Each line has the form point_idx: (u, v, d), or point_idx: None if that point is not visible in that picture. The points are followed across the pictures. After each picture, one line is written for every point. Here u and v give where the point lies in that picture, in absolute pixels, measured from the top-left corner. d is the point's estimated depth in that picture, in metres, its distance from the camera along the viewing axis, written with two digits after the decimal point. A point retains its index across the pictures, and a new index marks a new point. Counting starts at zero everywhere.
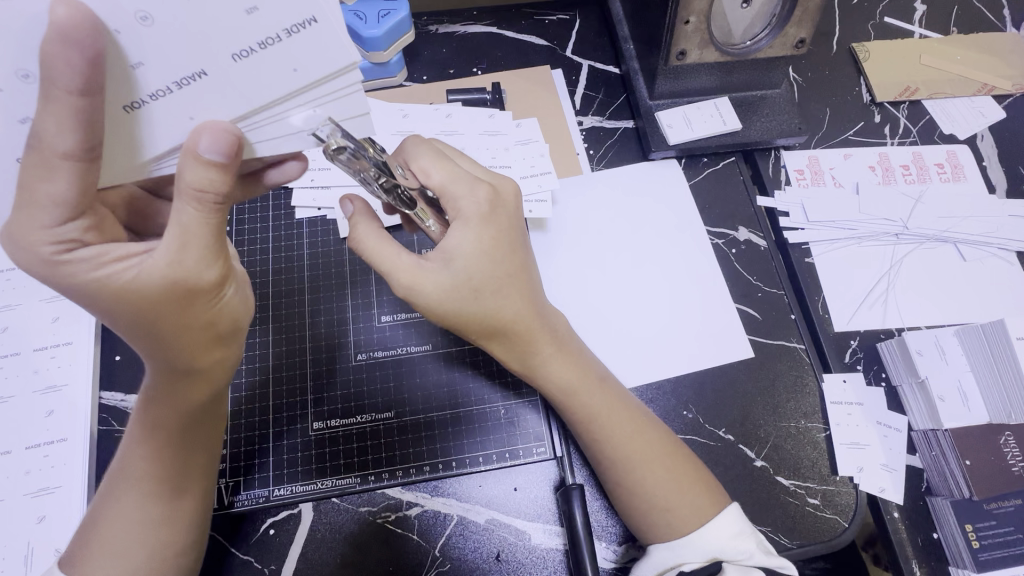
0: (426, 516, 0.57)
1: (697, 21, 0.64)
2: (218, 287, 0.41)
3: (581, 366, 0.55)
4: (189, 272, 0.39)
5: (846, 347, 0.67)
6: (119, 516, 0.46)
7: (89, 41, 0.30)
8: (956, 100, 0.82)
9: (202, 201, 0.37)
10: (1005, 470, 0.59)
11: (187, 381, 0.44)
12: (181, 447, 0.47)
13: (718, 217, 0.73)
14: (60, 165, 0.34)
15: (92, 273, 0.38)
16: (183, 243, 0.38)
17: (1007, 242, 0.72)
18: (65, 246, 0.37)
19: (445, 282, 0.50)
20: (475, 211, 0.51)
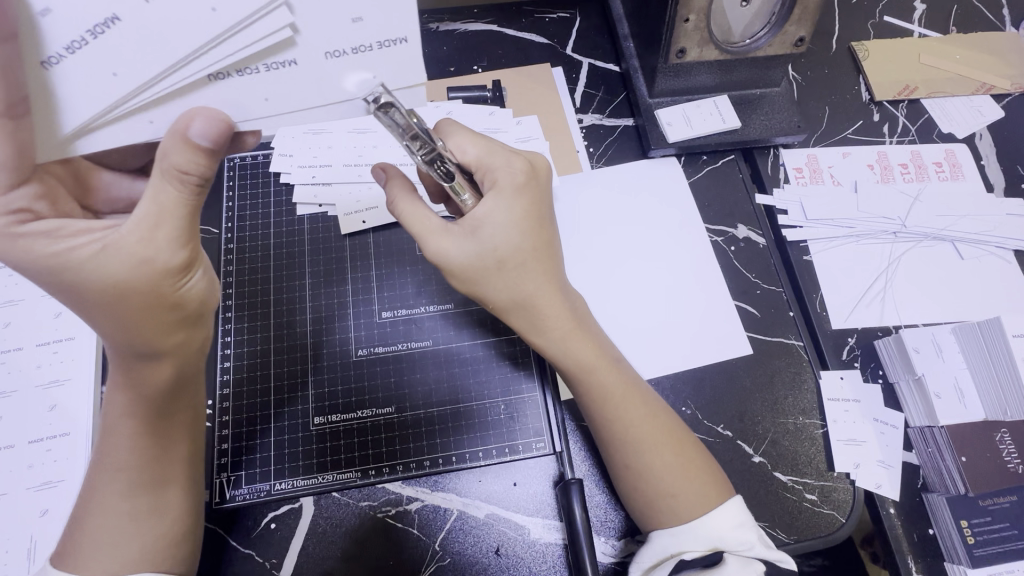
0: (426, 510, 0.57)
1: (697, 19, 0.64)
2: (185, 269, 0.43)
3: (599, 352, 0.55)
4: (155, 251, 0.41)
5: (843, 344, 0.67)
6: (104, 509, 0.46)
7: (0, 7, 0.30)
8: (955, 99, 0.82)
9: (178, 180, 0.40)
10: (1001, 467, 0.60)
11: (150, 364, 0.46)
12: (158, 433, 0.48)
13: (717, 214, 0.73)
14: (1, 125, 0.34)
15: (48, 248, 0.40)
16: (157, 221, 0.41)
17: (1004, 240, 0.72)
18: (15, 217, 0.40)
19: (473, 249, 0.50)
20: (510, 182, 0.51)
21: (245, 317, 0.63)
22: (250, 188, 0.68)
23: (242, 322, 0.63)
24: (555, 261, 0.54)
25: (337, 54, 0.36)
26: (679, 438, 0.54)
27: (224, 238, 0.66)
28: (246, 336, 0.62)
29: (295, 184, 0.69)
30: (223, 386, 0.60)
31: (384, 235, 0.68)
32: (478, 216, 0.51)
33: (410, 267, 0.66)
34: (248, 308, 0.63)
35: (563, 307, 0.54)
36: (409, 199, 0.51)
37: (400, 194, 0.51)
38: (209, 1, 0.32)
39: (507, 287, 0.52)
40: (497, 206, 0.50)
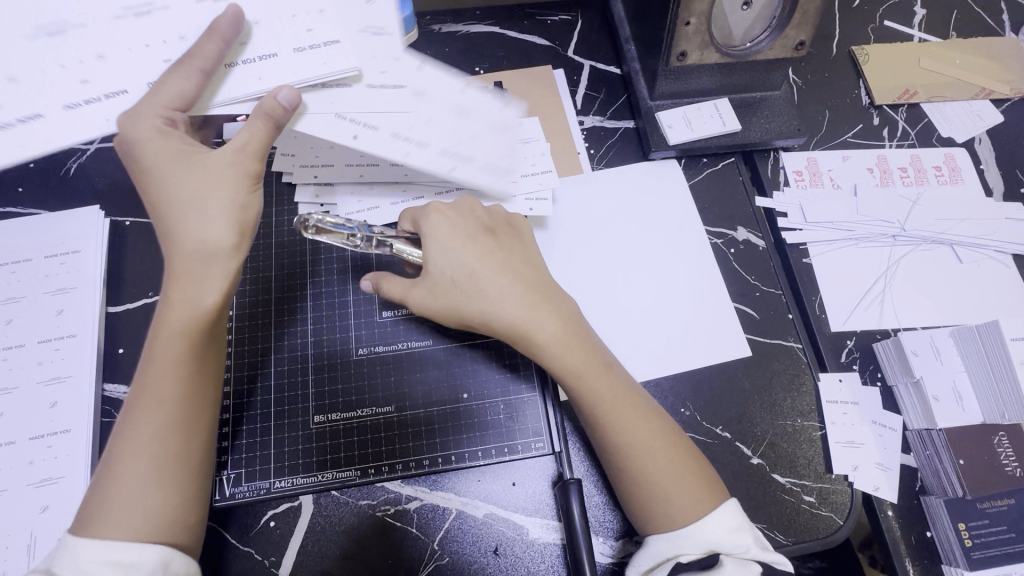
0: (425, 510, 0.57)
1: (698, 22, 0.65)
2: (257, 185, 0.52)
3: (588, 355, 0.55)
4: (236, 161, 0.51)
5: (842, 347, 0.68)
6: (126, 467, 0.45)
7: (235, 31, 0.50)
8: (954, 103, 0.82)
9: (270, 123, 0.51)
10: (999, 469, 0.60)
11: (203, 274, 0.49)
12: (193, 379, 0.48)
13: (716, 217, 0.73)
14: (194, 76, 0.49)
15: (169, 152, 0.49)
16: (246, 148, 0.51)
17: (1003, 245, 0.72)
18: (164, 126, 0.49)
19: (429, 295, 0.57)
20: (441, 224, 0.58)
21: (245, 316, 0.63)
22: None
23: (242, 321, 0.63)
24: (531, 274, 0.58)
25: None
26: (674, 440, 0.54)
27: None
28: (246, 334, 0.62)
29: (296, 184, 0.69)
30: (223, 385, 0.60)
31: None
32: (428, 260, 0.57)
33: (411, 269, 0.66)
34: (247, 308, 0.63)
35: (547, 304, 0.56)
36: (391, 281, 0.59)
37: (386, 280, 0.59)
38: None
39: (483, 301, 0.55)
40: (439, 246, 0.57)
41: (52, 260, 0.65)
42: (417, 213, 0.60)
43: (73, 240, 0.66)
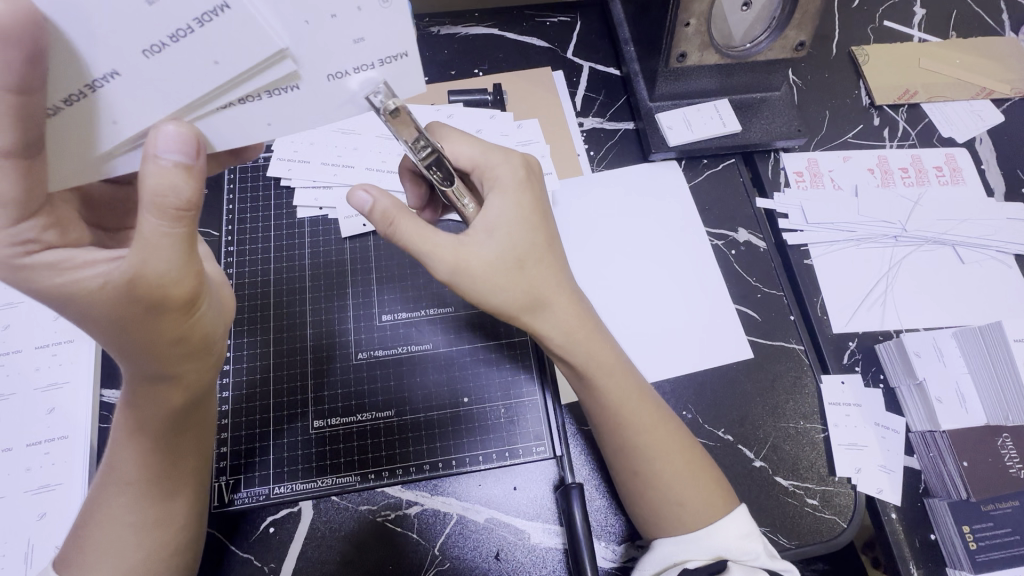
0: (426, 514, 0.57)
1: (698, 23, 0.64)
2: (188, 301, 0.39)
3: (606, 354, 0.54)
4: (151, 283, 0.37)
5: (844, 348, 0.67)
6: (107, 522, 0.46)
7: (31, 39, 0.29)
8: (954, 103, 0.82)
9: (175, 215, 0.36)
10: (1004, 471, 0.59)
11: (161, 387, 0.43)
12: (167, 449, 0.46)
13: (716, 218, 0.73)
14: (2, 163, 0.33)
15: (56, 281, 0.38)
16: (146, 258, 0.36)
17: (1004, 245, 0.72)
18: (23, 248, 0.38)
19: (496, 244, 0.49)
20: (511, 179, 0.51)
21: (244, 320, 0.63)
22: (251, 191, 0.68)
23: (242, 325, 0.62)
24: (561, 259, 0.53)
25: (340, 76, 0.37)
26: (687, 449, 0.54)
27: (224, 241, 0.66)
28: (247, 338, 0.62)
29: (295, 187, 0.68)
30: (224, 389, 0.59)
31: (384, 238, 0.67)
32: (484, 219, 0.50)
33: (411, 273, 0.66)
34: (247, 314, 0.63)
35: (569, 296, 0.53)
36: (409, 220, 0.47)
37: (398, 214, 0.47)
38: (210, 54, 0.33)
39: (531, 287, 0.51)
40: (504, 203, 0.50)
41: None
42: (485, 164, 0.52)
43: None
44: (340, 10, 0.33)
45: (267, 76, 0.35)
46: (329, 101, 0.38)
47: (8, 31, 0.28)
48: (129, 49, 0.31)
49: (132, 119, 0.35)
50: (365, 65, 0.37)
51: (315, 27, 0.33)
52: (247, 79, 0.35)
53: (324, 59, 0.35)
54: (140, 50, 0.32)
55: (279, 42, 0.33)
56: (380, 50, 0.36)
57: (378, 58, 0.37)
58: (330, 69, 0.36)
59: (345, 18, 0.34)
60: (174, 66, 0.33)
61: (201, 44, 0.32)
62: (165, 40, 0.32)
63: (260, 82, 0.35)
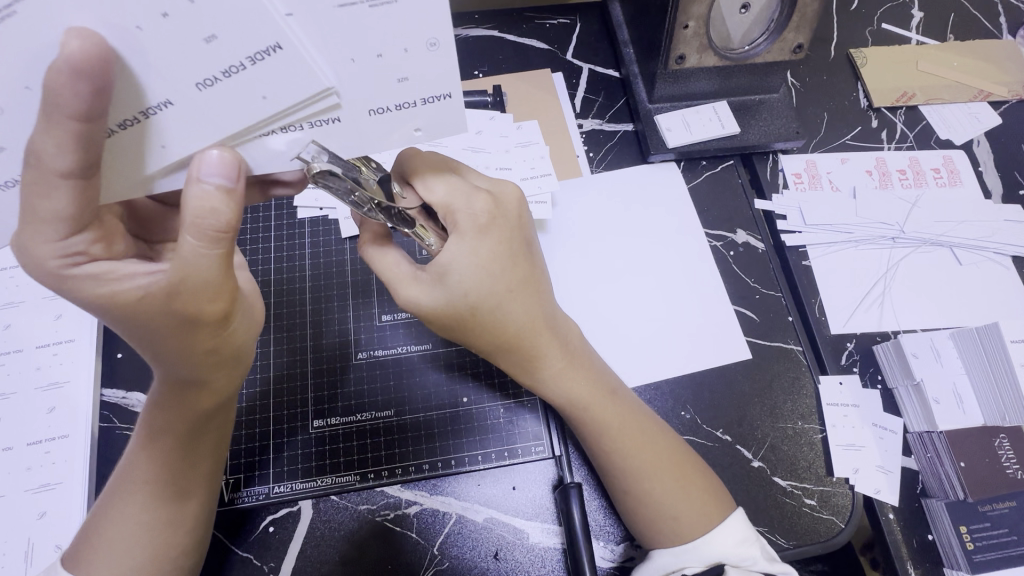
0: (425, 514, 0.57)
1: (696, 26, 0.65)
2: (222, 317, 0.40)
3: (595, 384, 0.55)
4: (188, 301, 0.38)
5: (842, 349, 0.67)
6: (122, 518, 0.46)
7: (101, 75, 0.30)
8: (952, 105, 0.83)
9: (215, 237, 0.37)
10: (1001, 472, 0.60)
11: (193, 390, 0.44)
12: (189, 449, 0.47)
13: (715, 219, 0.73)
14: (59, 184, 0.33)
15: (95, 289, 0.38)
16: (184, 279, 0.37)
17: (1002, 247, 0.72)
18: (72, 259, 0.37)
19: (442, 294, 0.49)
20: (471, 224, 0.49)
21: None
22: None
23: None
24: (539, 292, 0.53)
25: (380, 111, 0.38)
26: (682, 459, 0.54)
27: None
28: None
29: None
30: None
31: None
32: (440, 264, 0.49)
33: None
34: None
35: (555, 339, 0.53)
36: (379, 248, 0.51)
37: (371, 242, 0.51)
38: (260, 90, 0.33)
39: (495, 323, 0.50)
40: (460, 250, 0.48)
41: None
42: (453, 204, 0.49)
43: None
44: (388, 51, 0.34)
45: (309, 110, 0.35)
46: (368, 133, 0.39)
47: (81, 63, 0.29)
48: (182, 82, 0.32)
49: (180, 144, 0.35)
50: (407, 103, 0.37)
51: (360, 65, 0.34)
52: (292, 114, 0.35)
53: (369, 94, 0.36)
54: (194, 82, 0.32)
55: (326, 80, 0.34)
56: (422, 88, 0.37)
57: (421, 97, 0.37)
58: (372, 104, 0.37)
59: (392, 59, 0.34)
60: (228, 100, 0.33)
61: (250, 81, 0.33)
62: (218, 75, 0.32)
63: (303, 114, 0.36)
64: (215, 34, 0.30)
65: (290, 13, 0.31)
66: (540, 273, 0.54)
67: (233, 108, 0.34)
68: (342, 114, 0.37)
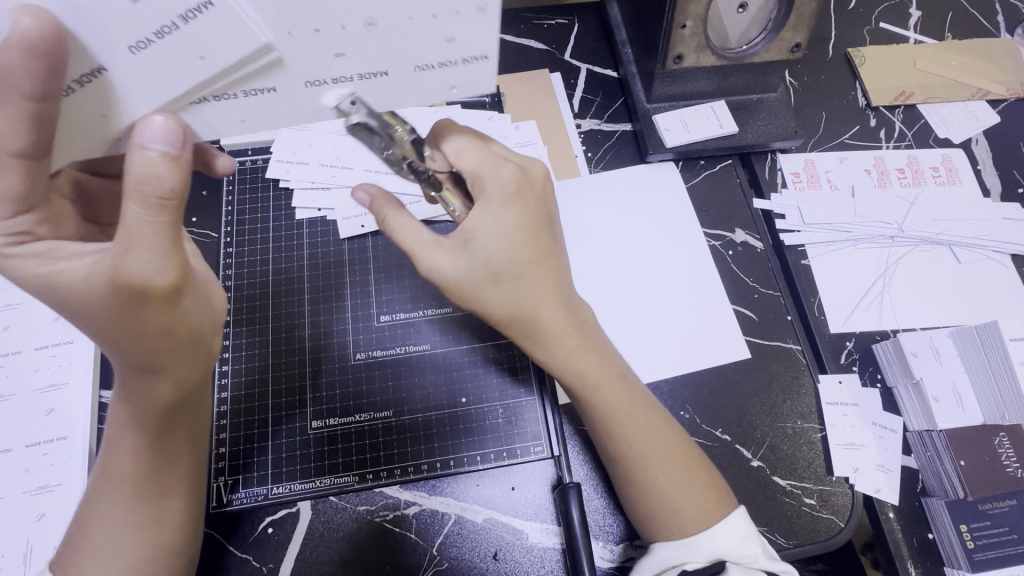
0: (424, 515, 0.57)
1: (694, 26, 0.65)
2: (173, 290, 0.38)
3: (605, 365, 0.54)
4: (126, 270, 0.37)
5: (841, 348, 0.67)
6: (104, 520, 0.46)
7: (51, 53, 0.31)
8: (950, 104, 0.83)
9: (156, 203, 0.36)
10: (1000, 470, 0.59)
11: (149, 380, 0.43)
12: (161, 444, 0.46)
13: (714, 219, 0.73)
14: (8, 163, 0.35)
15: (35, 268, 0.39)
16: (126, 247, 0.36)
17: (1001, 245, 0.72)
18: (16, 238, 0.39)
19: (465, 261, 0.48)
20: (499, 192, 0.48)
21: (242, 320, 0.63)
22: (249, 194, 0.69)
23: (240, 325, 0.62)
24: (556, 271, 0.51)
25: (426, 67, 0.38)
26: (684, 452, 0.54)
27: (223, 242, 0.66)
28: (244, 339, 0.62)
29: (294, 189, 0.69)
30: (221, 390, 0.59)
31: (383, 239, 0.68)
32: (467, 229, 0.48)
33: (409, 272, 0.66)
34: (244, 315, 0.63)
35: (567, 322, 0.52)
36: (400, 215, 0.50)
37: (392, 210, 0.50)
38: (284, 25, 0.33)
39: (510, 299, 0.50)
40: (486, 216, 0.48)
41: None
42: (482, 172, 0.49)
43: None
44: (351, 22, 0.34)
45: (252, 67, 0.35)
46: (410, 86, 0.40)
47: (31, 40, 0.29)
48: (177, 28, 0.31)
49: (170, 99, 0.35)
50: (450, 61, 0.38)
51: (298, 37, 0.34)
52: (230, 74, 0.35)
53: (406, 52, 0.37)
54: (192, 27, 0.32)
55: (264, 37, 0.34)
56: (465, 46, 0.37)
57: (463, 53, 0.38)
58: (309, 76, 0.37)
59: (423, 26, 0.35)
60: (162, 65, 0.33)
61: (189, 41, 0.32)
62: (209, 10, 0.31)
63: (240, 81, 0.36)
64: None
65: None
66: (561, 248, 0.53)
67: (232, 52, 0.34)
68: (389, 66, 0.38)
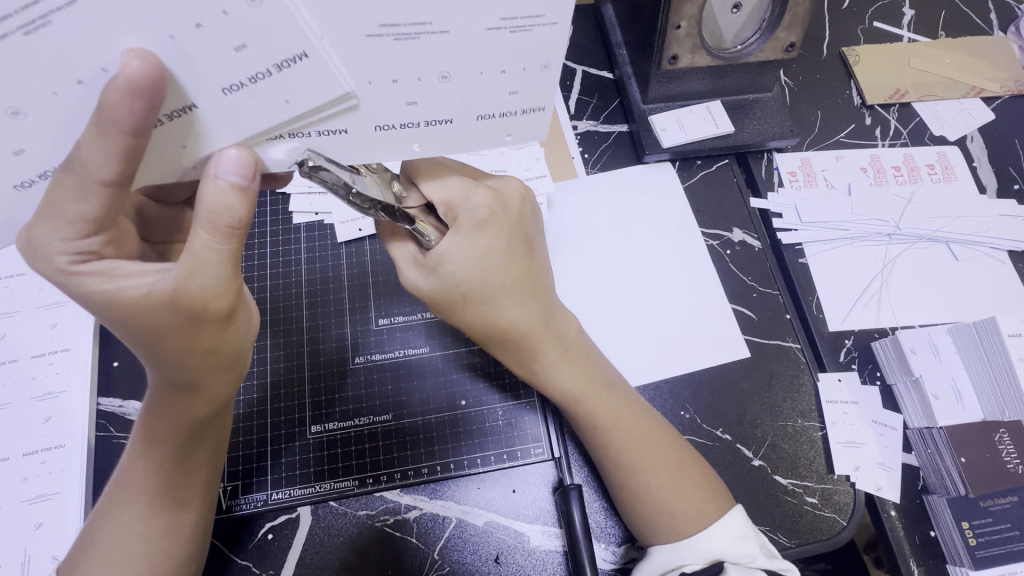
0: (425, 519, 0.57)
1: (689, 26, 0.65)
2: (225, 314, 0.39)
3: (592, 377, 0.54)
4: (195, 296, 0.37)
5: (840, 346, 0.67)
6: (118, 528, 0.46)
7: (151, 93, 0.31)
8: (945, 102, 0.83)
9: (226, 232, 0.36)
10: (1001, 466, 0.59)
11: (185, 398, 0.43)
12: (185, 458, 0.46)
13: (712, 218, 0.73)
14: (96, 189, 0.34)
15: (100, 287, 0.37)
16: (192, 271, 0.36)
17: (998, 241, 0.73)
18: (81, 257, 0.37)
19: (437, 284, 0.50)
20: (470, 220, 0.49)
21: None
22: None
23: None
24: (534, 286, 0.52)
25: (487, 117, 0.41)
26: (683, 458, 0.54)
27: None
28: None
29: (290, 194, 0.69)
30: None
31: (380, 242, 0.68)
32: (439, 253, 0.49)
33: None
34: None
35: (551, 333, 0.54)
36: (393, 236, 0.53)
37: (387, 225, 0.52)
38: (284, 94, 0.35)
39: (481, 317, 0.51)
40: (455, 243, 0.49)
41: None
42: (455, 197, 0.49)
43: None
44: (426, 74, 0.37)
45: (321, 114, 0.37)
46: (370, 145, 0.41)
47: (139, 81, 0.30)
48: (213, 87, 0.33)
49: (199, 145, 0.36)
50: (507, 113, 0.41)
51: (377, 87, 0.37)
52: (309, 117, 0.37)
53: (476, 101, 0.40)
54: (222, 88, 0.33)
55: (346, 85, 0.36)
56: (525, 101, 0.40)
57: (521, 109, 0.41)
58: (376, 121, 0.39)
59: (406, 85, 0.37)
60: (251, 104, 0.35)
61: (279, 87, 0.34)
62: (246, 80, 0.33)
63: (316, 124, 0.38)
64: (244, 43, 0.31)
65: (324, 34, 0.33)
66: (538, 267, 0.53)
67: (257, 109, 0.35)
68: (348, 124, 0.39)
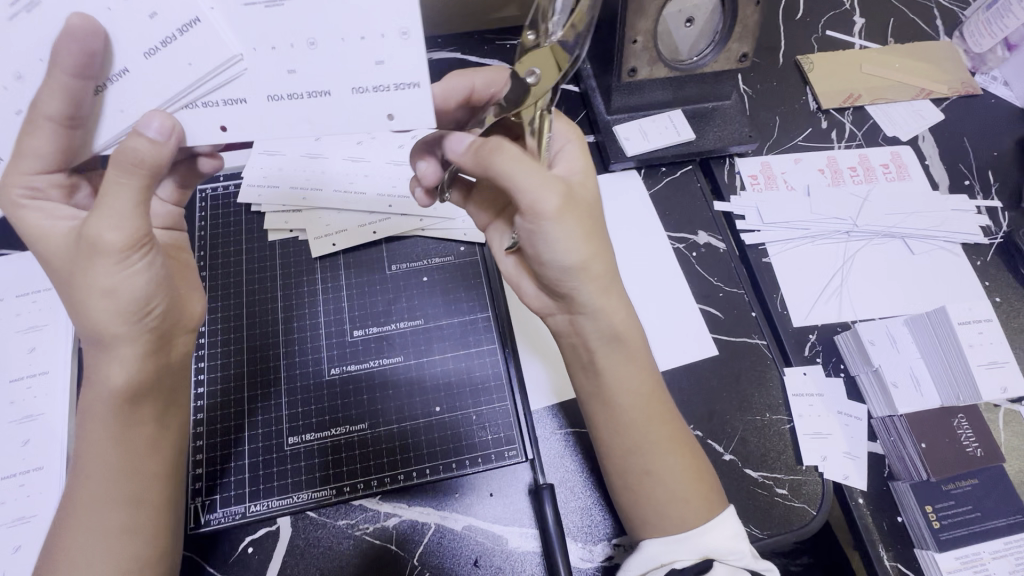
0: (404, 526, 0.57)
1: (644, 40, 0.68)
2: (128, 252, 0.43)
3: (644, 378, 0.56)
4: (94, 229, 0.42)
5: (805, 341, 0.70)
6: (78, 530, 0.46)
7: (91, 43, 0.38)
8: (896, 104, 0.87)
9: (130, 167, 0.41)
10: (960, 451, 0.62)
11: (105, 356, 0.46)
12: (129, 433, 0.48)
13: (677, 222, 0.76)
14: (44, 128, 0.41)
15: (41, 220, 0.45)
16: (99, 205, 0.42)
17: (951, 235, 0.76)
18: (31, 192, 0.45)
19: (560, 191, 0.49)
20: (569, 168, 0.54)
21: (218, 339, 0.64)
22: (221, 219, 0.70)
23: (216, 346, 0.64)
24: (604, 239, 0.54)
25: (362, 90, 0.42)
26: (690, 462, 0.55)
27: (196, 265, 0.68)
28: (219, 360, 0.63)
29: (265, 211, 0.71)
30: (195, 412, 0.60)
31: (354, 256, 0.70)
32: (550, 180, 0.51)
33: (382, 287, 0.68)
34: (220, 334, 0.64)
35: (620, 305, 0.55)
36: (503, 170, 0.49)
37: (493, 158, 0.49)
38: (187, 58, 0.40)
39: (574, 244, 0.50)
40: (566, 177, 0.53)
41: (23, 299, 0.66)
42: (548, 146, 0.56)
43: (43, 278, 0.67)
44: (296, 40, 0.40)
45: (222, 79, 0.41)
46: (270, 119, 0.43)
47: (81, 33, 0.37)
48: (134, 49, 0.39)
49: (132, 108, 0.42)
50: (383, 86, 0.42)
51: (263, 54, 0.40)
52: (210, 82, 0.41)
53: (346, 71, 0.41)
54: (144, 51, 0.40)
55: (233, 49, 0.40)
56: (396, 71, 0.41)
57: (394, 82, 0.42)
58: (270, 90, 0.42)
59: (283, 50, 0.40)
60: (166, 68, 0.40)
61: (181, 49, 0.39)
62: (162, 44, 0.39)
63: (216, 91, 0.42)
64: (155, 10, 0.38)
65: (214, 6, 0.38)
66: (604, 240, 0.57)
67: (174, 73, 0.41)
68: (246, 93, 0.42)
